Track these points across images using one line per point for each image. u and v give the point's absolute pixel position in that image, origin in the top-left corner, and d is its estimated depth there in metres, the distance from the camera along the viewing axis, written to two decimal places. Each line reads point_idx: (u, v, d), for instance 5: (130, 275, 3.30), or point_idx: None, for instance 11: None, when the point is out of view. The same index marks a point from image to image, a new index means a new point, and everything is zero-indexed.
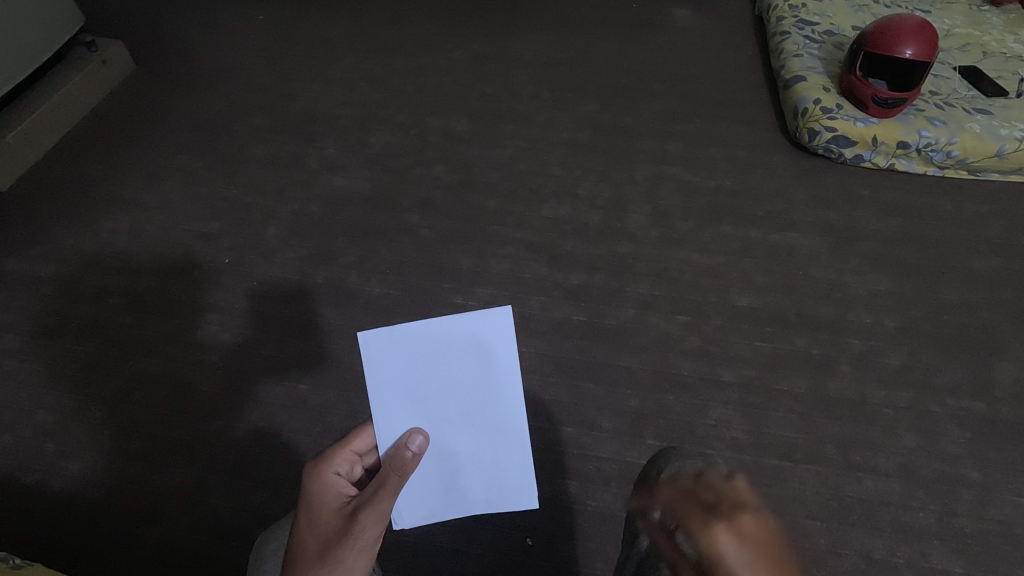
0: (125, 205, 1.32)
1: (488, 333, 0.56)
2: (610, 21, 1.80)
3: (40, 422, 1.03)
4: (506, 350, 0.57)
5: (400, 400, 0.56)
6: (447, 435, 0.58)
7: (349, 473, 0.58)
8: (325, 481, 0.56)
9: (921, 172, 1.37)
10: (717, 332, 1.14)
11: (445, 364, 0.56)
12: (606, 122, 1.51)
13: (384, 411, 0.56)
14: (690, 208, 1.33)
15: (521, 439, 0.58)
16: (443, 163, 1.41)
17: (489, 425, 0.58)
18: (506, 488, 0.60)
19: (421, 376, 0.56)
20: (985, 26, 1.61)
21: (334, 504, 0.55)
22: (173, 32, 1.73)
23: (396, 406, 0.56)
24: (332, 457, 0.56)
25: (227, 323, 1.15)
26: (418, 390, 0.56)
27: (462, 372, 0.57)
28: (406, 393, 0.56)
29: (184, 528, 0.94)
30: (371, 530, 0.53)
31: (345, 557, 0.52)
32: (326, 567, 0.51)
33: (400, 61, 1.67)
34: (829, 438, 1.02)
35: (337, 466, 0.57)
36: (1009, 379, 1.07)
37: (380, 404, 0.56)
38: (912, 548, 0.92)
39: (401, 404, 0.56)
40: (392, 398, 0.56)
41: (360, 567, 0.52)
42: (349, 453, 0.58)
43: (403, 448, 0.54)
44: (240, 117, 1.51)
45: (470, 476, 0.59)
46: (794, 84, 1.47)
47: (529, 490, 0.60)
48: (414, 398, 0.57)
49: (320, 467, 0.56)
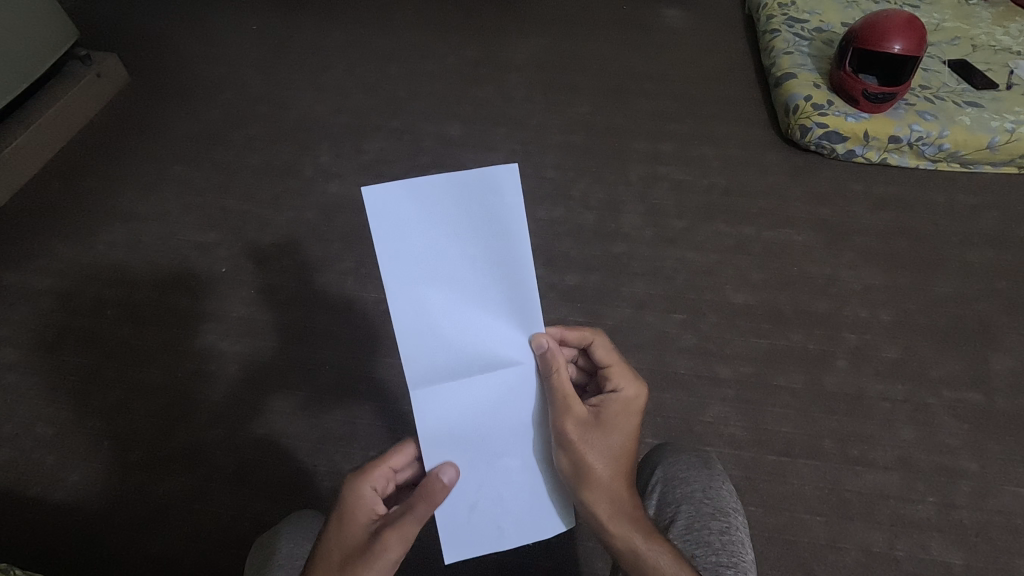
0: (122, 216, 1.33)
1: (521, 354, 0.52)
2: (601, 23, 1.81)
3: (40, 435, 1.03)
4: (527, 241, 0.47)
5: (399, 220, 0.45)
6: (493, 467, 0.54)
7: (385, 490, 0.56)
8: (362, 496, 0.54)
9: (913, 165, 1.38)
10: (714, 329, 1.14)
11: (464, 300, 0.49)
12: (598, 123, 1.52)
13: (381, 201, 0.45)
14: (683, 207, 1.33)
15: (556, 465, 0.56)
16: (437, 167, 1.42)
17: (532, 453, 0.55)
18: (542, 516, 0.57)
19: (440, 335, 0.49)
20: (974, 19, 1.62)
21: (364, 521, 0.52)
22: (167, 43, 1.75)
23: (393, 261, 0.46)
24: (371, 470, 0.55)
25: (225, 331, 1.15)
26: (426, 275, 0.47)
27: (472, 219, 0.46)
28: (410, 203, 0.45)
29: (183, 538, 0.94)
30: (394, 551, 0.50)
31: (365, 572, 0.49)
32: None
33: (393, 67, 1.68)
34: (827, 432, 1.02)
35: (375, 482, 0.55)
36: (1005, 370, 1.08)
37: (376, 224, 0.45)
38: (911, 541, 0.92)
39: (397, 211, 0.45)
40: (395, 258, 0.46)
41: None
42: (387, 468, 0.56)
43: (435, 478, 0.51)
44: (235, 127, 1.52)
45: (513, 504, 0.56)
46: (784, 82, 1.48)
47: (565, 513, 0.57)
48: (411, 242, 0.46)
49: (359, 480, 0.55)
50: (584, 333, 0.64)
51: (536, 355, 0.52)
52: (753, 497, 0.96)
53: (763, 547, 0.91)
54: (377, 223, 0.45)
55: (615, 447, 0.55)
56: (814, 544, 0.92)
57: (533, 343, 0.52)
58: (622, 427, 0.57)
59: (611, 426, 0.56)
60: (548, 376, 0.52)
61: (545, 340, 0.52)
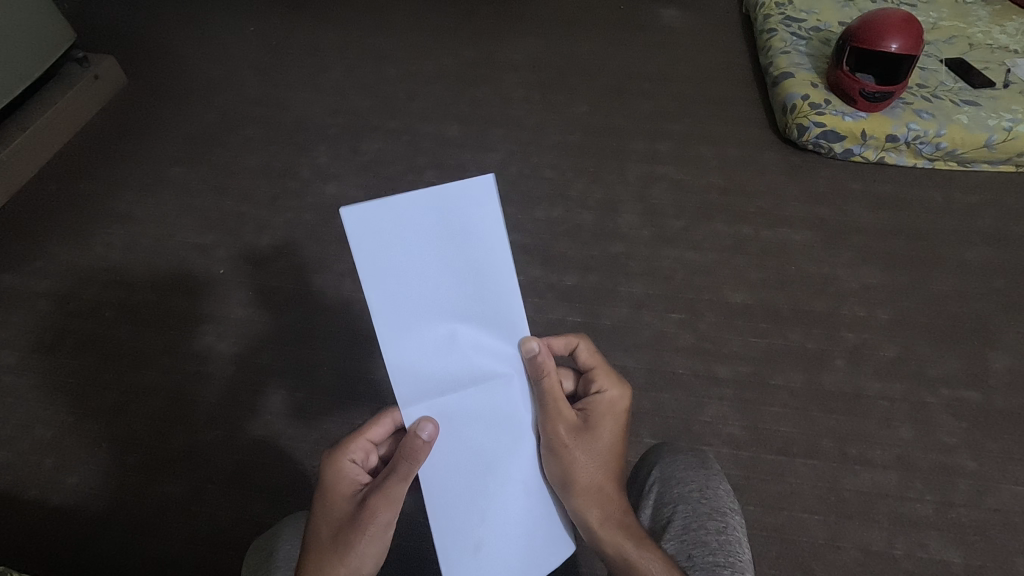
0: (120, 218, 1.33)
1: (513, 366, 0.53)
2: (598, 23, 1.82)
3: (38, 437, 1.03)
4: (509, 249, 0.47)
5: (380, 239, 0.45)
6: (496, 498, 0.54)
7: (367, 463, 0.57)
8: (341, 469, 0.55)
9: (911, 164, 1.38)
10: (712, 329, 1.14)
11: (451, 315, 0.48)
12: (596, 123, 1.52)
13: (360, 222, 0.44)
14: (681, 206, 1.33)
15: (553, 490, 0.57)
16: (435, 168, 1.42)
17: (532, 478, 0.56)
18: (545, 546, 0.57)
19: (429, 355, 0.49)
20: (972, 18, 1.62)
21: (347, 492, 0.54)
22: (164, 45, 1.75)
23: (376, 281, 0.45)
24: (348, 444, 0.56)
25: (223, 333, 1.15)
26: (410, 292, 0.46)
27: (452, 231, 0.46)
28: (389, 221, 0.44)
29: (182, 540, 0.94)
30: (383, 515, 0.51)
31: (356, 540, 0.51)
32: (338, 552, 0.50)
33: (390, 68, 1.68)
34: (826, 431, 1.02)
35: (353, 454, 0.56)
36: (1003, 368, 1.08)
37: (356, 245, 0.44)
38: (910, 539, 0.92)
39: (376, 229, 0.44)
40: (377, 277, 0.45)
41: (370, 562, 0.52)
42: (366, 441, 0.57)
43: (413, 436, 0.49)
44: (233, 128, 1.52)
45: (518, 537, 0.56)
46: (782, 81, 1.48)
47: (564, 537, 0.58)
48: (394, 259, 0.45)
49: (337, 454, 0.56)
50: (570, 340, 0.63)
51: (525, 359, 0.53)
52: (752, 497, 0.96)
53: (762, 546, 0.91)
54: (356, 243, 0.44)
55: (602, 451, 0.58)
56: (813, 543, 0.92)
57: (523, 345, 0.52)
58: (608, 431, 0.59)
59: (598, 429, 0.59)
60: (540, 379, 0.53)
61: (535, 344, 0.52)
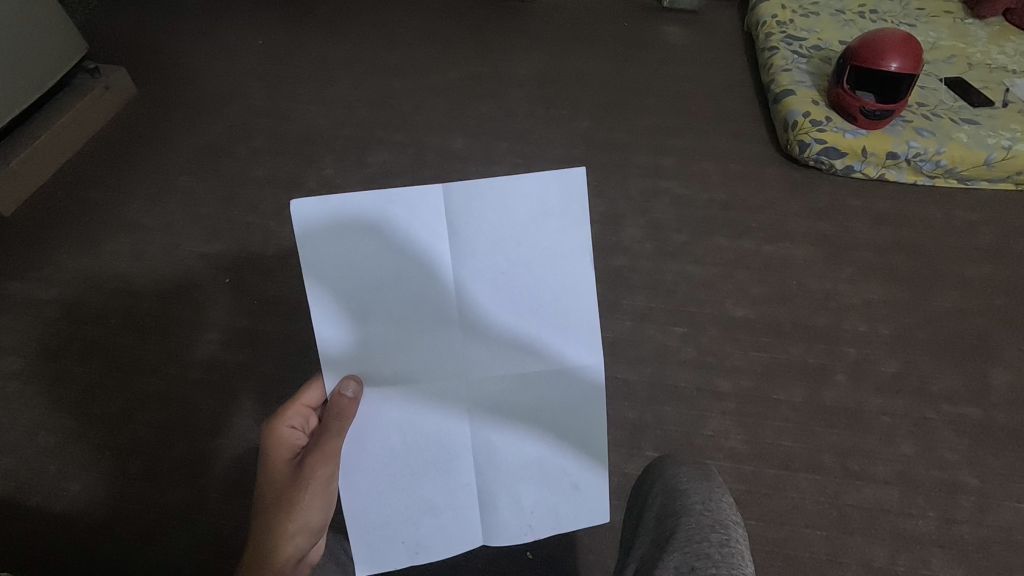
0: (126, 227, 1.34)
1: (444, 396, 0.52)
2: (601, 39, 1.84)
3: (41, 444, 1.04)
4: (403, 260, 0.49)
5: (535, 202, 0.48)
6: (452, 467, 0.55)
7: (309, 427, 0.60)
8: (279, 436, 0.59)
9: (911, 181, 1.39)
10: (713, 343, 1.15)
11: (393, 319, 0.51)
12: (599, 138, 1.54)
13: (533, 179, 0.47)
14: (683, 221, 1.34)
15: (471, 497, 0.56)
16: (440, 180, 1.44)
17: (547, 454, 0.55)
18: (458, 529, 0.57)
19: (416, 345, 0.51)
20: (970, 38, 1.64)
21: (286, 456, 0.58)
22: (173, 57, 1.77)
23: (339, 265, 0.48)
24: (283, 412, 0.59)
25: (224, 340, 1.16)
26: (523, 270, 0.50)
27: (387, 240, 0.48)
28: (359, 215, 0.47)
29: (182, 547, 0.94)
30: (322, 470, 0.54)
31: (300, 499, 0.55)
32: (285, 510, 0.55)
33: (396, 81, 1.70)
34: (827, 446, 1.02)
35: (290, 420, 0.59)
36: (1005, 385, 1.08)
37: (343, 226, 0.48)
38: (912, 556, 0.92)
39: (428, 211, 0.48)
40: (357, 262, 0.49)
41: (317, 518, 0.57)
42: (301, 407, 0.60)
43: (338, 395, 0.50)
44: (239, 140, 1.53)
45: (443, 515, 0.56)
46: (783, 98, 1.49)
47: (476, 531, 0.57)
48: (571, 229, 0.49)
49: (274, 423, 0.59)
50: None
51: None
52: (753, 511, 0.96)
53: (763, 561, 0.91)
54: (342, 225, 0.48)
55: None
56: (814, 557, 0.92)
57: None
58: None
59: None
60: None
61: None
